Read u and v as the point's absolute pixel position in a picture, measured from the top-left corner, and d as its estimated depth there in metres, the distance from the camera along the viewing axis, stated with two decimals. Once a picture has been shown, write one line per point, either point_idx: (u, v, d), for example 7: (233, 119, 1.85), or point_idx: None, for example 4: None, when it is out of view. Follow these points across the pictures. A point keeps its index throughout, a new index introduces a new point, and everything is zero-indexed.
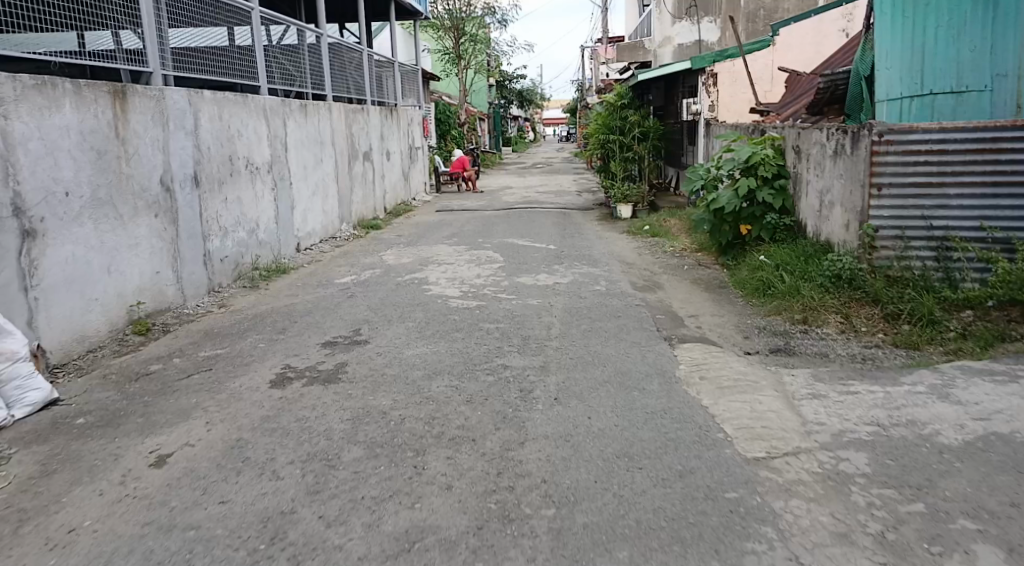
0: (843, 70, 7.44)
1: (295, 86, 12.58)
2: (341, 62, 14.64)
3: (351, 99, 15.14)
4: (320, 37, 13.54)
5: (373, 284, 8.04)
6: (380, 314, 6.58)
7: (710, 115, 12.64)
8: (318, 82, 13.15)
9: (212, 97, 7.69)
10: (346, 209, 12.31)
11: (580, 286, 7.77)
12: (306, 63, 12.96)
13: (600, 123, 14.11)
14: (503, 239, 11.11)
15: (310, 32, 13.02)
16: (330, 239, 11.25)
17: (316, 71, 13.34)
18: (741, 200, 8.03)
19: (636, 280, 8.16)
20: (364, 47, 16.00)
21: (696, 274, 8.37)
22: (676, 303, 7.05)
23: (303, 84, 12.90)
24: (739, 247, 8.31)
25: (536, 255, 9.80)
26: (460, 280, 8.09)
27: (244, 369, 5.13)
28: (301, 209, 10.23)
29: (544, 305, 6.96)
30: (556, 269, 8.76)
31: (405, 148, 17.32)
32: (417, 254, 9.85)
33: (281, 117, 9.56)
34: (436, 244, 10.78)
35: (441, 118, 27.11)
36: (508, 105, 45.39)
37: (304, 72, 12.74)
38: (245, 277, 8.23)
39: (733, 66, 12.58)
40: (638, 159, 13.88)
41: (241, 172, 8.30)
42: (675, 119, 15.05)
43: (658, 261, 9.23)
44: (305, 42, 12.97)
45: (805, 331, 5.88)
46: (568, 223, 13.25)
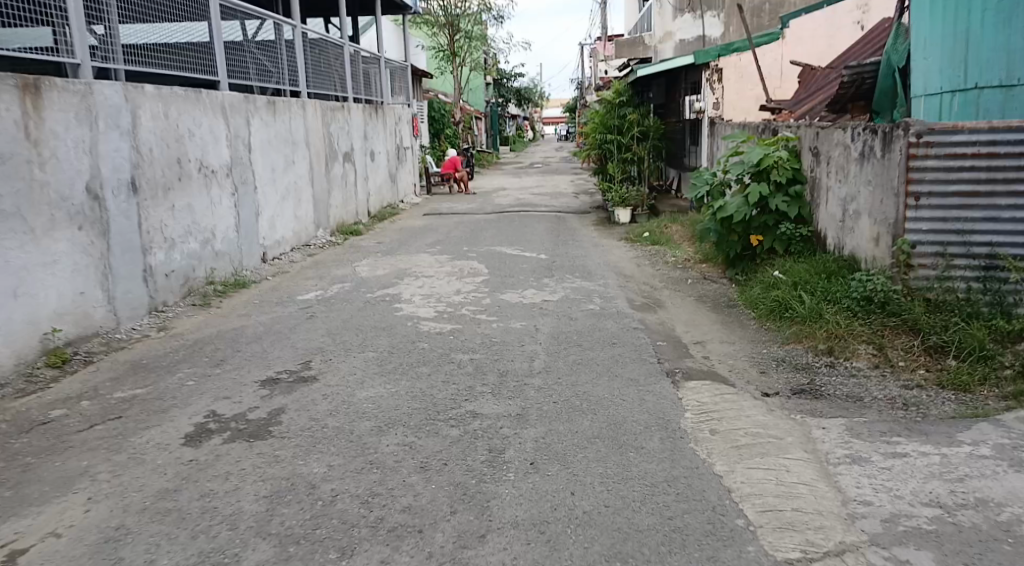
0: (871, 61, 6.50)
1: (272, 82, 11.73)
2: (323, 58, 13.73)
3: (334, 96, 14.28)
4: (300, 32, 12.70)
5: (339, 301, 7.15)
6: (337, 342, 5.68)
7: (714, 113, 11.89)
8: (299, 79, 12.27)
9: (155, 92, 6.84)
10: (323, 214, 11.41)
11: (571, 305, 6.89)
12: (284, 59, 12.11)
13: (598, 121, 13.29)
14: (491, 247, 10.21)
15: (288, 26, 12.12)
16: (302, 246, 10.37)
17: (296, 67, 12.45)
18: (752, 207, 7.15)
19: (634, 298, 7.28)
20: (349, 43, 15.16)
21: (701, 289, 7.49)
22: (679, 326, 6.17)
23: (282, 81, 12.01)
24: (749, 260, 7.44)
25: (525, 266, 8.91)
26: (437, 297, 7.20)
27: (159, 419, 4.27)
28: (269, 215, 9.34)
29: (529, 329, 6.08)
30: (546, 284, 7.88)
31: (392, 148, 16.44)
32: (394, 265, 8.95)
33: (244, 116, 8.70)
34: (417, 253, 9.87)
35: (435, 117, 26.20)
36: (506, 104, 44.47)
37: (282, 67, 11.90)
38: (196, 294, 7.37)
39: (740, 61, 11.68)
40: (638, 160, 13.01)
41: (192, 177, 7.44)
42: (677, 119, 14.22)
43: (659, 274, 8.34)
44: (283, 36, 12.09)
45: (831, 367, 5.01)
46: (562, 228, 12.36)
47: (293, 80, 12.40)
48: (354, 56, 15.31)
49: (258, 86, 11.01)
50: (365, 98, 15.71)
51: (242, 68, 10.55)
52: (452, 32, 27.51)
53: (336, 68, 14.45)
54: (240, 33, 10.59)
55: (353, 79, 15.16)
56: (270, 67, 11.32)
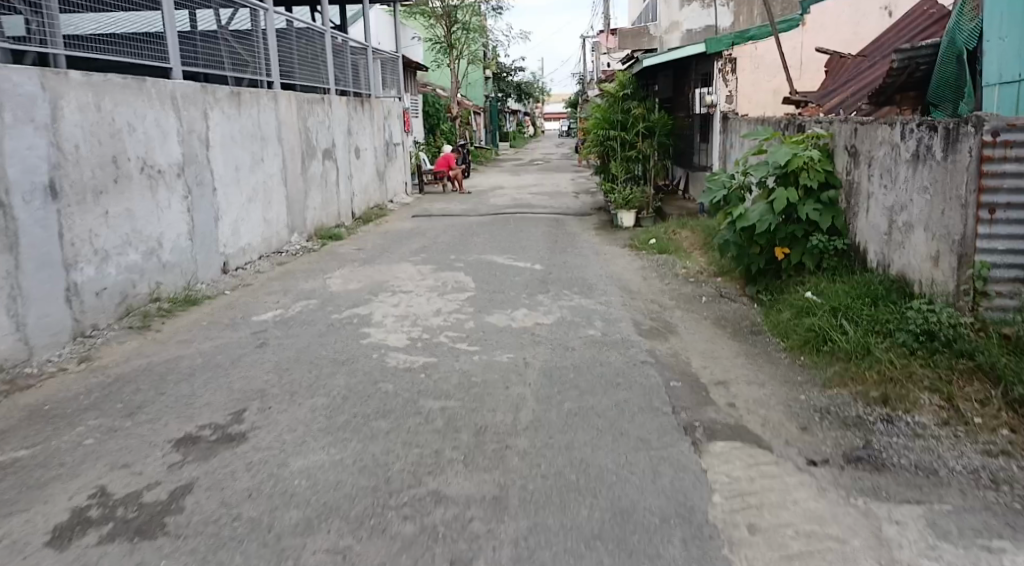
0: (926, 44, 5.55)
1: (253, 74, 10.83)
2: (309, 48, 12.78)
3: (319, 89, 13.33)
4: (286, 22, 11.80)
5: (299, 324, 6.15)
6: (283, 382, 4.68)
7: (726, 107, 11.01)
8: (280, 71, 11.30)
9: (83, 80, 5.86)
10: (299, 217, 10.42)
11: (568, 331, 5.89)
12: (266, 49, 11.19)
13: (599, 116, 12.30)
14: (480, 256, 9.22)
15: (270, 14, 11.20)
16: (273, 253, 9.40)
17: (277, 58, 11.46)
18: (778, 216, 6.17)
19: (642, 320, 6.27)
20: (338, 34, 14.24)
21: (719, 309, 6.51)
22: (695, 360, 5.18)
23: (261, 73, 11.03)
24: (773, 277, 6.46)
25: (518, 279, 7.90)
26: (413, 319, 6.21)
27: (28, 502, 3.30)
28: (231, 220, 8.36)
29: (517, 363, 5.08)
30: (540, 302, 6.87)
31: (381, 144, 15.43)
32: (369, 277, 7.97)
33: (201, 108, 7.72)
34: (397, 262, 8.89)
35: (430, 112, 25.21)
36: (506, 99, 43.46)
37: (262, 58, 10.99)
38: (135, 315, 6.39)
39: (755, 51, 10.74)
40: (643, 159, 12.04)
41: (132, 178, 6.46)
42: (685, 114, 13.20)
43: (668, 289, 7.35)
44: (263, 24, 11.11)
45: (889, 423, 4.03)
46: (561, 233, 11.37)
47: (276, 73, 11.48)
48: (341, 47, 14.29)
49: (233, 78, 10.03)
50: (354, 91, 14.75)
51: (217, 58, 9.57)
52: (448, 24, 26.51)
53: (321, 59, 13.43)
54: (215, 22, 9.68)
55: (338, 71, 14.14)
56: (250, 58, 10.35)
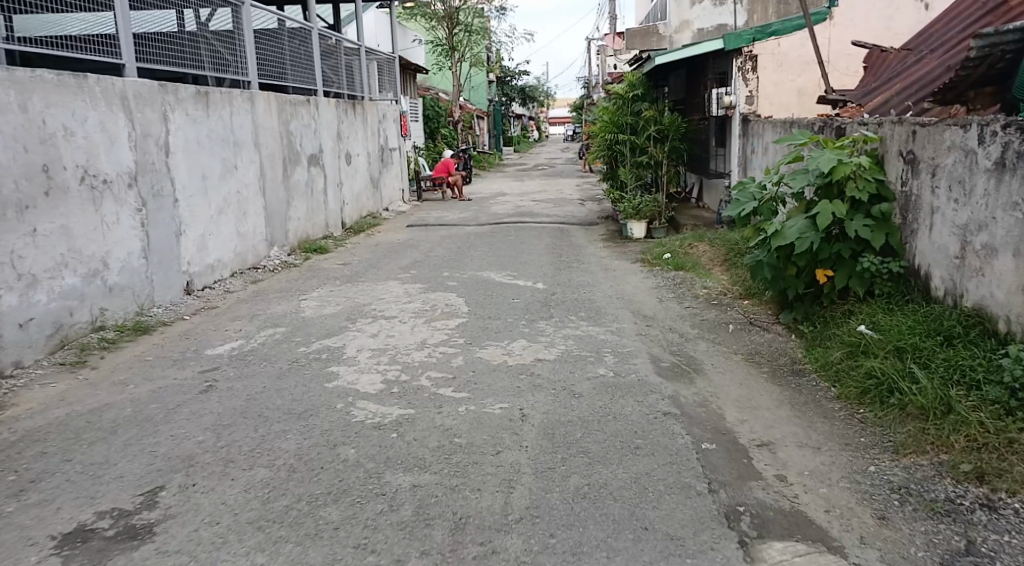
0: (1010, 30, 4.64)
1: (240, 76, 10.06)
2: (302, 49, 11.98)
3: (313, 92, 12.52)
4: (280, 21, 11.02)
5: (258, 361, 5.22)
6: (219, 446, 3.76)
7: (746, 109, 9.99)
8: (266, 71, 10.44)
9: (3, 76, 5.03)
10: (280, 230, 9.54)
11: (575, 371, 4.95)
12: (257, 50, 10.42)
13: (607, 119, 11.38)
14: (476, 273, 8.31)
15: (260, 13, 10.42)
16: (247, 270, 8.50)
17: (264, 59, 10.61)
18: (821, 234, 5.27)
19: (660, 357, 5.33)
20: (335, 34, 13.45)
21: (750, 342, 5.58)
22: (730, 412, 4.25)
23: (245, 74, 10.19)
24: (813, 303, 5.57)
25: (516, 302, 6.96)
26: (392, 353, 5.29)
27: None
28: (196, 234, 7.48)
29: (512, 415, 4.14)
30: (541, 332, 5.92)
31: (375, 149, 14.54)
32: (350, 299, 7.08)
33: (158, 110, 6.88)
34: (383, 280, 7.99)
35: (430, 116, 24.38)
36: (510, 103, 42.66)
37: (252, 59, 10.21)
38: (71, 348, 5.49)
39: (778, 47, 9.81)
40: (655, 165, 11.11)
41: (69, 190, 5.59)
42: (700, 116, 12.24)
43: (689, 315, 6.43)
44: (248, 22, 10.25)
45: (992, 511, 3.10)
46: (567, 245, 10.45)
47: (264, 75, 10.68)
48: (334, 47, 13.43)
49: (212, 79, 9.12)
50: (348, 93, 13.91)
51: (193, 56, 8.66)
52: (450, 27, 25.68)
53: (314, 59, 12.60)
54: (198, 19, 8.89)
55: (330, 72, 13.25)
56: (232, 57, 9.44)
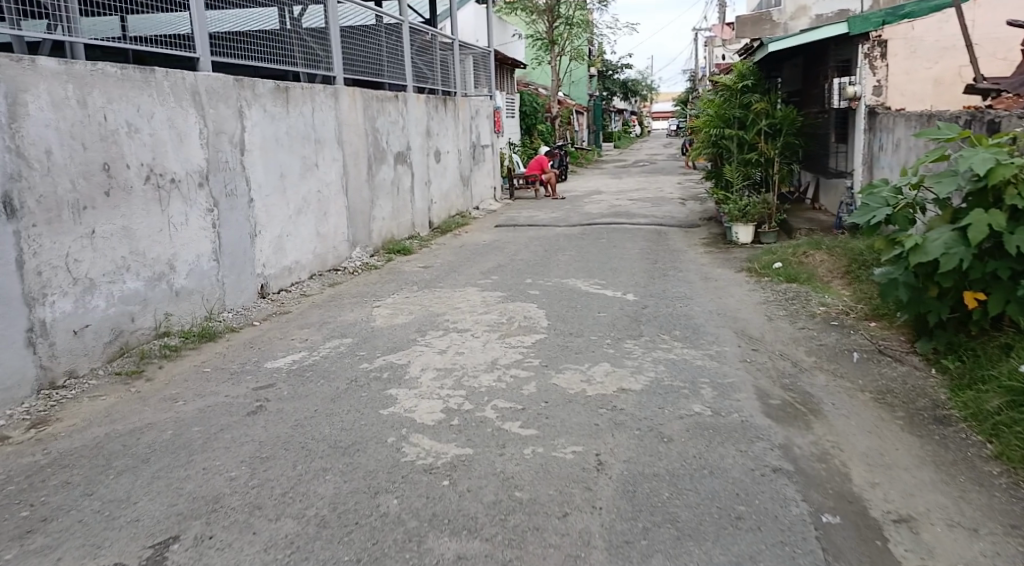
0: None
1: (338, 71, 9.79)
2: (398, 44, 11.68)
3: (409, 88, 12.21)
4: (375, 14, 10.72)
5: (314, 377, 4.79)
6: (250, 485, 3.31)
7: (873, 100, 8.95)
8: (360, 67, 10.16)
9: (61, 70, 4.83)
10: (363, 230, 9.20)
11: (666, 407, 4.26)
12: (352, 45, 10.14)
13: (712, 113, 10.51)
14: (562, 281, 7.70)
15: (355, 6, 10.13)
16: (328, 272, 8.23)
17: (359, 54, 10.34)
18: (972, 251, 4.41)
19: (769, 393, 4.56)
20: (432, 29, 13.10)
21: (881, 377, 4.74)
22: (856, 473, 3.50)
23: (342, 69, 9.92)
24: (958, 330, 4.74)
25: (603, 317, 6.29)
26: (458, 374, 4.75)
27: None
28: (273, 235, 7.20)
29: (586, 463, 3.51)
30: (628, 355, 5.25)
31: (466, 146, 14.13)
32: (425, 307, 6.63)
33: (234, 105, 6.62)
34: (464, 286, 7.52)
35: (526, 111, 23.85)
36: (610, 97, 41.65)
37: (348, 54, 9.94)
38: (130, 356, 5.25)
39: (911, 30, 8.73)
40: (765, 162, 10.14)
41: (131, 189, 5.39)
42: (819, 109, 11.11)
43: (804, 340, 5.62)
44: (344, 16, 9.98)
45: None
46: (664, 250, 9.66)
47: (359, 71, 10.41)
48: (430, 43, 13.12)
49: (305, 75, 8.85)
50: (443, 89, 13.54)
51: (285, 51, 8.40)
52: (550, 19, 25.08)
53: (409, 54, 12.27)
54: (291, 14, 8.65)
55: (425, 68, 12.92)
56: (325, 52, 9.17)
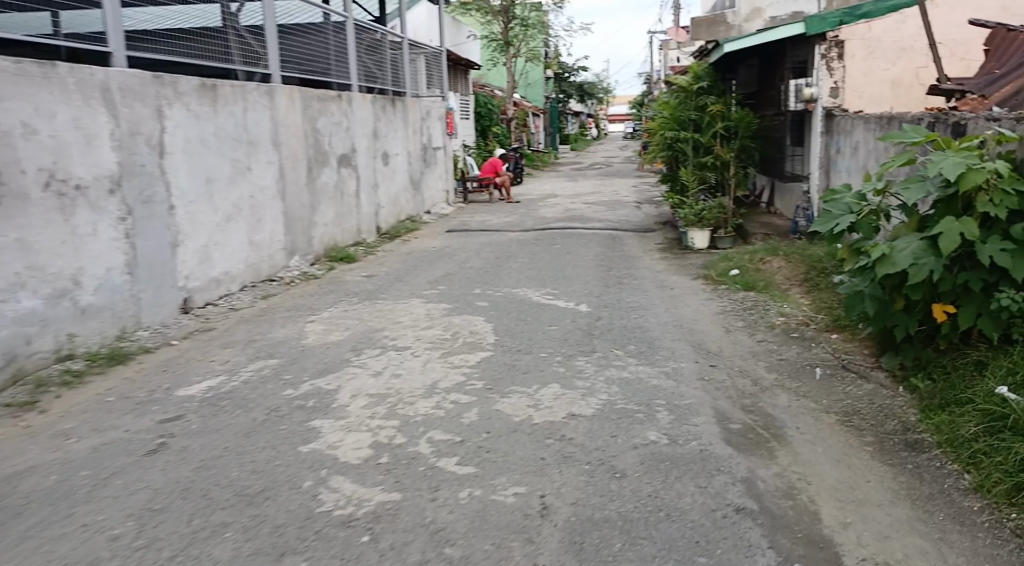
0: None
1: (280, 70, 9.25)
2: (346, 42, 11.16)
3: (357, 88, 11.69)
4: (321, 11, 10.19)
5: (230, 408, 4.31)
6: (134, 548, 2.84)
7: (830, 102, 8.74)
8: (304, 66, 9.63)
9: None
10: (302, 237, 8.66)
11: (620, 435, 3.87)
12: (296, 42, 9.60)
13: (667, 115, 10.25)
14: (513, 291, 7.29)
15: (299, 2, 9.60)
16: (262, 283, 7.70)
17: (304, 52, 9.81)
18: (943, 261, 4.14)
19: (730, 415, 4.21)
20: (382, 27, 12.61)
21: (847, 396, 4.43)
22: (828, 511, 3.16)
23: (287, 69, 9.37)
24: (926, 346, 4.46)
25: (554, 331, 5.89)
26: (392, 400, 4.31)
27: None
28: (198, 244, 6.66)
29: (529, 508, 3.11)
30: (580, 374, 4.86)
31: (417, 148, 13.64)
32: (363, 321, 6.15)
33: (152, 105, 6.08)
34: (407, 297, 7.06)
35: (481, 113, 23.46)
36: (567, 99, 41.48)
37: (291, 52, 9.40)
38: (25, 385, 4.71)
39: (869, 31, 8.58)
40: (721, 166, 9.89)
41: (27, 198, 4.83)
42: (775, 111, 10.91)
43: (764, 355, 5.30)
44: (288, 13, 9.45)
45: None
46: (619, 257, 9.34)
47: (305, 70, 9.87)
48: (380, 42, 12.63)
49: (243, 73, 8.28)
50: (393, 89, 13.05)
51: (221, 48, 7.85)
52: (505, 20, 24.72)
53: (358, 53, 11.76)
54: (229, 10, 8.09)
55: (374, 68, 12.41)
56: (265, 49, 8.62)
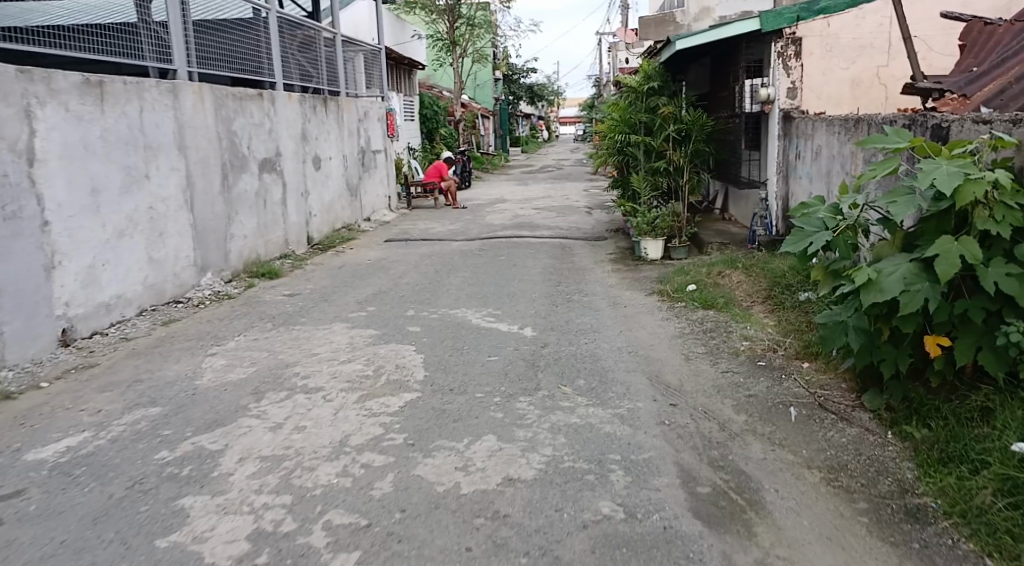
0: None
1: (205, 69, 8.30)
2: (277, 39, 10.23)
3: (289, 87, 10.75)
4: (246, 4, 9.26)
5: (85, 479, 3.48)
6: None
7: (788, 104, 8.23)
8: (229, 64, 8.70)
9: None
10: (216, 251, 7.76)
11: (566, 507, 3.16)
12: (221, 39, 8.65)
13: (617, 118, 9.61)
14: (450, 313, 6.53)
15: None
16: (166, 307, 6.80)
17: (230, 49, 8.87)
18: (940, 289, 3.53)
19: (697, 474, 3.52)
20: (317, 24, 11.71)
21: (829, 445, 3.80)
22: None
23: (212, 68, 8.42)
24: (916, 383, 3.86)
25: (494, 363, 5.14)
26: (290, 463, 3.52)
27: None
28: (81, 265, 5.76)
29: None
30: (520, 421, 4.12)
31: (353, 152, 12.78)
32: (272, 354, 5.32)
33: (17, 104, 5.19)
34: (329, 322, 6.23)
35: (426, 114, 22.60)
36: (517, 100, 40.81)
37: (216, 49, 8.46)
38: None
39: (828, 28, 8.06)
40: (673, 171, 9.32)
41: None
42: (727, 112, 10.35)
43: (730, 390, 4.65)
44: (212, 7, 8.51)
45: None
46: (568, 269, 8.68)
47: (234, 70, 8.93)
48: (314, 39, 11.72)
49: (157, 72, 7.34)
50: (328, 90, 12.14)
51: (126, 39, 6.86)
52: (450, 19, 23.91)
53: (291, 51, 10.83)
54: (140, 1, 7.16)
55: (309, 67, 11.49)
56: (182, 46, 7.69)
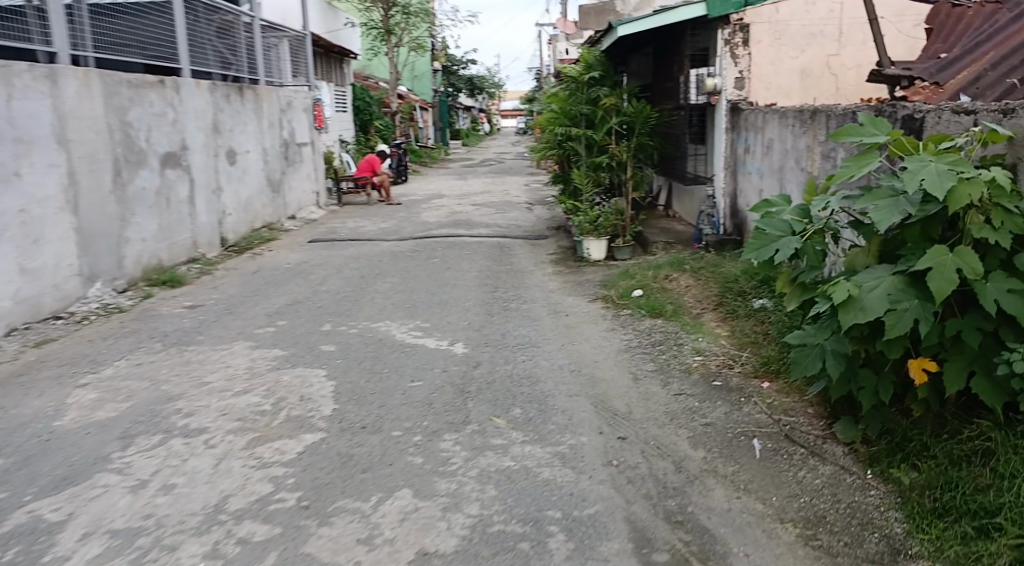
0: None
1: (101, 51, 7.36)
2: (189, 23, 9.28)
3: (203, 75, 9.79)
4: None
5: None
6: None
7: (736, 95, 7.74)
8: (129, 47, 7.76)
9: None
10: (108, 258, 6.88)
11: None
12: (121, 19, 7.71)
13: (556, 109, 9.01)
14: (372, 327, 5.81)
15: None
16: (43, 324, 5.93)
17: (132, 31, 7.93)
18: (931, 308, 3.01)
19: (652, 535, 2.94)
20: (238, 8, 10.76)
21: (802, 489, 3.26)
22: None
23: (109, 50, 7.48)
24: (898, 413, 3.35)
25: (417, 390, 4.45)
26: (147, 539, 2.80)
27: None
28: None
29: None
30: (443, 467, 3.47)
31: (275, 145, 11.87)
32: (156, 383, 4.53)
33: None
34: (231, 341, 5.45)
35: (360, 106, 21.60)
36: (457, 92, 39.93)
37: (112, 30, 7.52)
38: None
39: (777, 14, 7.62)
40: (616, 166, 8.77)
41: None
42: (672, 105, 9.85)
43: (685, 417, 4.09)
44: None
45: None
46: (505, 272, 8.05)
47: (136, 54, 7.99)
48: (233, 24, 10.78)
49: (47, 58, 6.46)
50: (249, 79, 11.20)
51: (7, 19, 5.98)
52: (385, 7, 22.90)
53: (206, 37, 9.88)
54: None
55: (227, 54, 10.55)
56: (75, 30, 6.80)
